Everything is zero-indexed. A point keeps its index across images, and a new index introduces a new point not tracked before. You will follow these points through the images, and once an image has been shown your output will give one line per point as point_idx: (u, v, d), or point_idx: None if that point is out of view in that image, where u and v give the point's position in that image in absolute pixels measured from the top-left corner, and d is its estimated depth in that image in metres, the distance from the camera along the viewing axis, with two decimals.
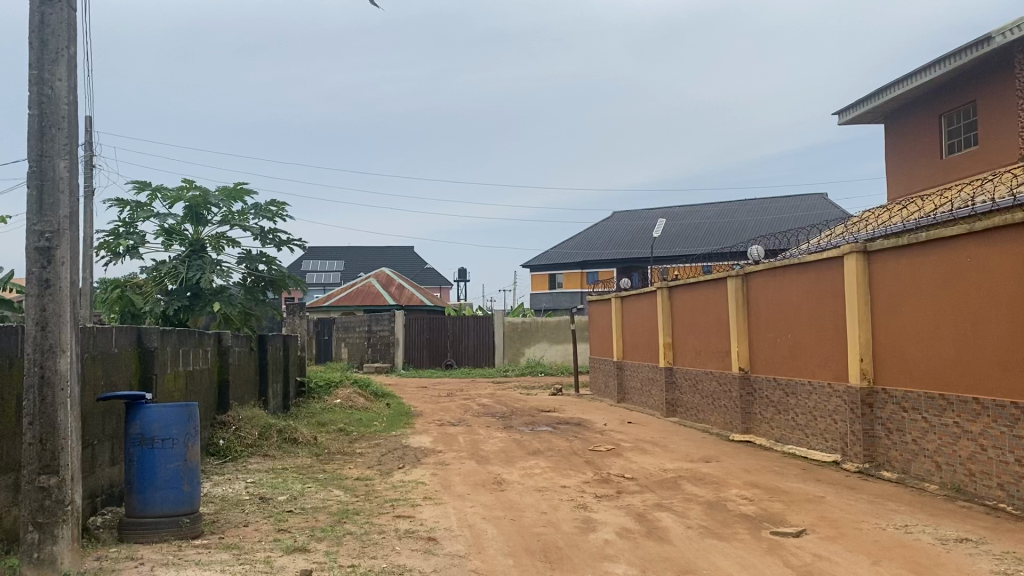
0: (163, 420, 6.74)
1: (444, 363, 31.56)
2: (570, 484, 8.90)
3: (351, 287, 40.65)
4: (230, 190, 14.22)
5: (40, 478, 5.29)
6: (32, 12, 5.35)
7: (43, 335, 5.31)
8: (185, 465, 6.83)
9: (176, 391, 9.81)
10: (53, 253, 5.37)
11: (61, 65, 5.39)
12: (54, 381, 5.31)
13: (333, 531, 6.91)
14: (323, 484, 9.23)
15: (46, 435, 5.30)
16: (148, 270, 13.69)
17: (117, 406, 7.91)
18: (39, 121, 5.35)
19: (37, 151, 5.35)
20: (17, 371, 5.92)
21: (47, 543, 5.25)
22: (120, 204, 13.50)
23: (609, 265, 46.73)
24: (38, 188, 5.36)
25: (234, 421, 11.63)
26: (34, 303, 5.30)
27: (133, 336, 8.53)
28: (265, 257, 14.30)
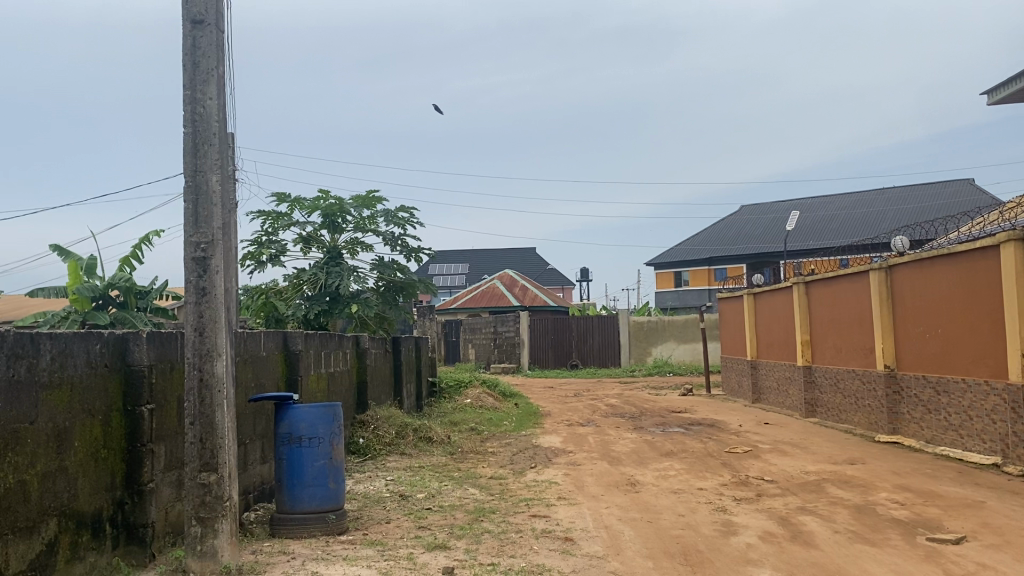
0: (309, 420, 7.01)
1: (570, 363, 31.54)
2: (707, 486, 8.70)
3: (477, 288, 41.27)
4: (363, 198, 14.72)
5: (201, 475, 5.59)
6: (184, 36, 5.69)
7: (201, 339, 5.63)
8: (331, 463, 7.10)
9: (319, 392, 10.24)
10: (208, 263, 5.68)
11: (211, 84, 5.70)
12: (211, 382, 5.61)
13: (471, 529, 7.01)
14: (459, 482, 9.41)
15: (205, 434, 5.60)
16: (290, 277, 14.33)
17: (266, 407, 8.30)
18: (192, 140, 5.67)
19: (192, 167, 5.67)
20: (178, 373, 6.31)
21: (209, 537, 5.55)
22: (262, 215, 14.21)
23: (738, 262, 45.47)
24: (193, 202, 5.69)
25: (372, 421, 12.01)
26: (192, 309, 5.64)
27: (279, 339, 8.93)
28: (397, 262, 14.73)
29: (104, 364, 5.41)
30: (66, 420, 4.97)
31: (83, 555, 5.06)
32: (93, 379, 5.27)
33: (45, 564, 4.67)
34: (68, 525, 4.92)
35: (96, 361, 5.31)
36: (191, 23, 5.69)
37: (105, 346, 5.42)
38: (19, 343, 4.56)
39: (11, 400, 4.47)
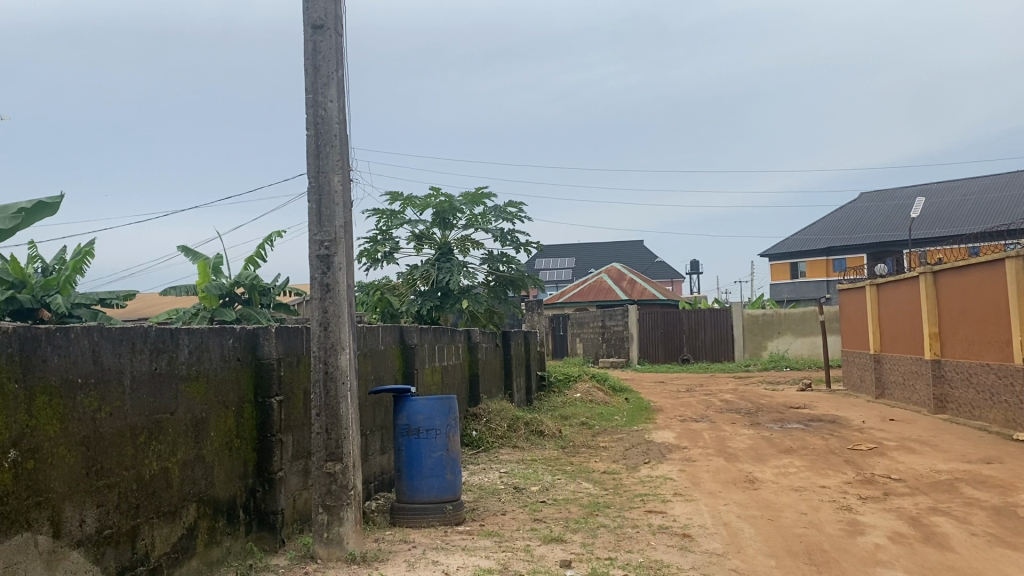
0: (427, 412, 7.16)
1: (681, 358, 31.06)
2: (830, 484, 8.40)
3: (584, 282, 41.19)
4: (473, 195, 14.91)
5: (327, 465, 5.79)
6: (306, 41, 5.90)
7: (326, 334, 5.84)
8: (448, 455, 7.23)
9: (434, 385, 10.43)
10: (331, 259, 5.88)
11: (331, 87, 5.88)
12: (336, 375, 5.81)
13: (587, 523, 7.02)
14: (573, 476, 9.42)
15: (331, 425, 5.81)
16: (404, 274, 14.71)
17: (384, 399, 8.53)
18: (315, 141, 5.88)
19: (316, 168, 5.88)
20: (303, 367, 6.56)
21: (335, 524, 5.75)
22: (376, 214, 14.60)
23: (858, 252, 43.70)
24: (317, 201, 5.89)
25: (484, 414, 12.16)
26: (317, 305, 5.86)
27: (396, 334, 9.17)
28: (506, 257, 14.84)
29: (237, 358, 5.69)
30: (203, 411, 5.24)
31: (220, 540, 5.34)
32: (227, 372, 5.55)
33: (186, 547, 4.95)
34: (206, 511, 5.20)
35: (229, 355, 5.58)
36: (312, 28, 5.89)
37: (237, 341, 5.69)
38: (160, 338, 4.83)
39: (154, 392, 4.74)
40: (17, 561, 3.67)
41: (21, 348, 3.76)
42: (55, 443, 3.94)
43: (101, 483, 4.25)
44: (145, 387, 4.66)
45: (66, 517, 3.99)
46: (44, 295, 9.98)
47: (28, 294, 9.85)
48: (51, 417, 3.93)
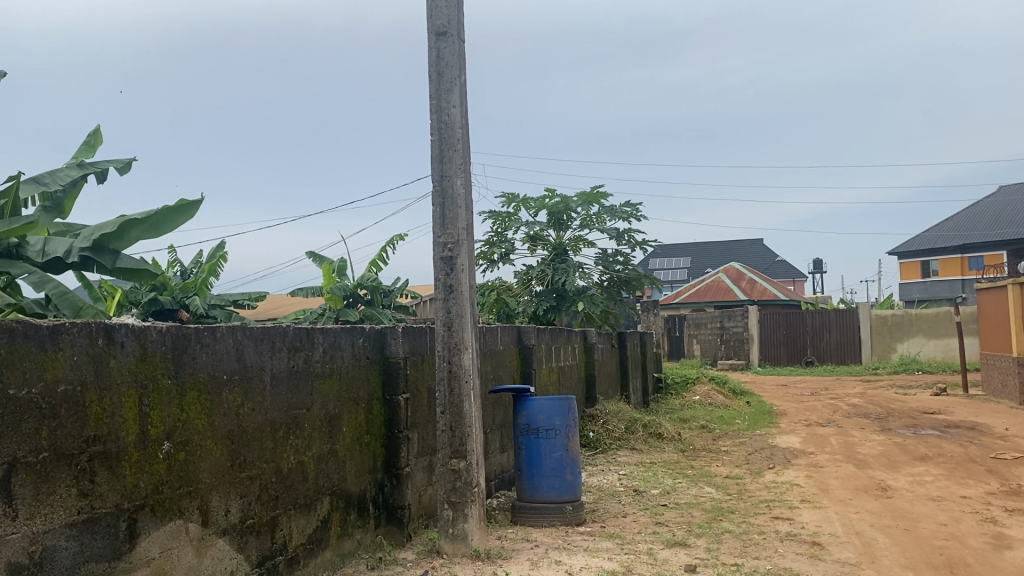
0: (547, 412, 7.19)
1: (804, 360, 30.04)
2: (971, 494, 7.95)
3: (700, 282, 40.47)
4: (588, 195, 14.89)
5: (452, 462, 5.91)
6: (430, 48, 6.05)
7: (450, 334, 5.96)
8: (568, 455, 7.24)
9: (551, 385, 10.46)
10: (454, 261, 6.00)
11: (454, 92, 6.00)
12: (459, 373, 5.92)
13: (711, 528, 6.89)
14: (694, 480, 9.26)
15: (455, 423, 5.92)
16: (519, 275, 14.80)
17: (504, 399, 8.62)
18: (439, 145, 6.01)
19: (439, 172, 6.02)
20: (427, 366, 6.71)
21: (460, 520, 5.86)
22: (492, 216, 14.79)
23: (997, 249, 41.12)
24: (441, 204, 6.03)
25: (601, 415, 12.11)
26: (442, 306, 5.99)
27: (514, 335, 9.27)
28: (620, 256, 14.73)
29: (367, 356, 5.89)
30: (336, 407, 5.45)
31: (352, 532, 5.54)
32: (357, 370, 5.75)
33: (321, 538, 5.16)
34: (339, 504, 5.40)
35: (359, 354, 5.78)
36: (436, 35, 6.03)
37: (367, 341, 5.89)
38: (297, 337, 5.05)
39: (292, 389, 4.97)
40: (170, 546, 3.90)
41: (173, 346, 4.00)
42: (202, 436, 4.17)
43: (243, 475, 4.48)
44: (283, 384, 4.88)
45: (213, 507, 4.22)
46: (182, 298, 10.61)
47: (169, 297, 10.50)
48: (199, 410, 4.16)
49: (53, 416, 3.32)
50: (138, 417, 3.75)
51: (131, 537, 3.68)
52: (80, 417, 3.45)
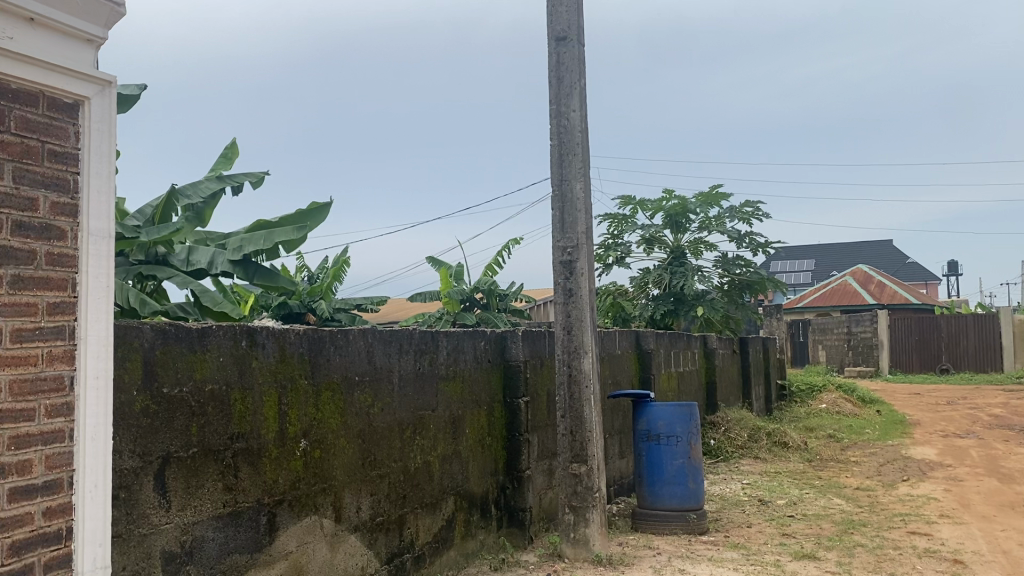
0: (668, 418, 7.10)
1: (938, 367, 28.49)
2: None
3: (826, 285, 38.98)
4: (707, 196, 14.61)
5: (572, 466, 5.91)
6: (551, 53, 6.08)
7: (569, 338, 5.97)
8: (690, 462, 7.11)
9: (670, 391, 10.30)
10: (573, 265, 5.99)
11: (574, 97, 6.01)
12: (579, 377, 5.92)
13: (842, 540, 6.62)
14: (822, 491, 8.92)
15: (576, 427, 5.92)
16: (636, 278, 14.63)
17: (624, 403, 8.56)
18: (559, 151, 6.03)
19: (559, 176, 6.03)
20: (547, 369, 6.74)
21: (581, 525, 5.85)
22: (608, 218, 14.71)
23: None
24: (560, 209, 6.04)
25: (723, 422, 11.86)
26: (561, 310, 6.00)
27: (633, 338, 9.19)
28: (741, 259, 14.37)
29: (489, 359, 5.98)
30: (460, 409, 5.55)
31: (475, 533, 5.63)
32: (480, 373, 5.84)
33: (446, 537, 5.26)
34: (463, 504, 5.50)
35: (481, 357, 5.87)
36: (556, 40, 6.06)
37: (488, 344, 5.98)
38: (423, 340, 5.17)
39: (418, 390, 5.09)
40: (306, 541, 4.07)
41: (310, 348, 4.17)
42: (336, 435, 4.33)
43: (373, 474, 4.62)
44: (410, 385, 5.01)
45: (346, 504, 4.37)
46: (310, 301, 11.07)
47: (298, 301, 10.99)
48: (332, 410, 4.32)
49: (202, 413, 3.53)
50: (277, 416, 3.94)
51: (271, 530, 3.86)
52: (225, 415, 3.64)
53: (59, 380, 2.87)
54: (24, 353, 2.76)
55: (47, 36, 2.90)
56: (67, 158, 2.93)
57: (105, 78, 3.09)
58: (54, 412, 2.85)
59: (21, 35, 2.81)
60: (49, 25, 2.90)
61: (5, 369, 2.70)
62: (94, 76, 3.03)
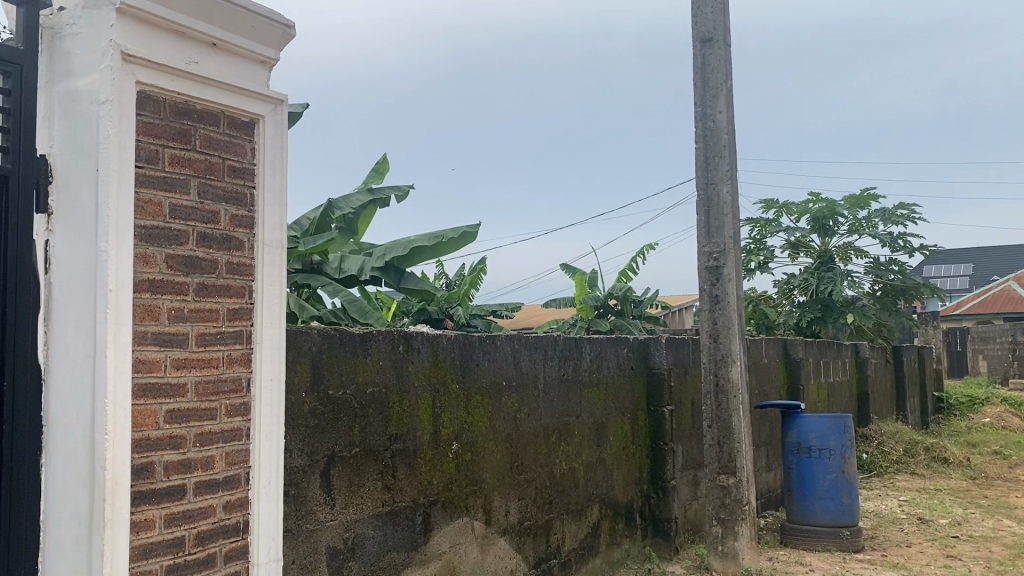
0: (820, 431, 6.81)
1: None
2: None
3: (987, 291, 36.44)
4: (857, 198, 13.96)
5: (720, 477, 5.76)
6: (695, 55, 5.99)
7: (716, 346, 5.84)
8: (844, 477, 6.79)
9: (819, 402, 9.89)
10: (720, 271, 5.86)
11: (720, 98, 5.89)
12: (727, 387, 5.78)
13: (1015, 566, 6.16)
14: (989, 511, 8.34)
15: (723, 437, 5.78)
16: (780, 284, 14.16)
17: (771, 413, 8.28)
18: (705, 154, 5.91)
19: (704, 180, 5.91)
20: (691, 378, 6.62)
21: (729, 538, 5.70)
22: (751, 223, 14.29)
23: None
24: (706, 213, 5.92)
25: (876, 435, 11.28)
26: (707, 317, 5.88)
27: (780, 347, 8.89)
28: (895, 264, 13.64)
29: (633, 366, 5.94)
30: (604, 416, 5.53)
31: (620, 541, 5.59)
32: (624, 380, 5.81)
33: (591, 544, 5.25)
34: (608, 512, 5.48)
35: (625, 364, 5.84)
36: (702, 42, 5.96)
37: (632, 351, 5.94)
38: (568, 346, 5.20)
39: (563, 396, 5.11)
40: (458, 542, 4.15)
41: (461, 353, 4.27)
42: (485, 438, 4.41)
43: (521, 478, 4.67)
44: (555, 391, 5.03)
45: (495, 507, 4.44)
46: (448, 307, 11.25)
47: (436, 306, 11.16)
48: (482, 414, 4.40)
49: (363, 415, 3.67)
50: (431, 419, 4.05)
51: (426, 530, 3.97)
52: (384, 417, 3.78)
53: (238, 382, 3.08)
54: (208, 356, 2.98)
55: (228, 60, 3.11)
56: (244, 173, 3.15)
57: (278, 96, 3.28)
58: (233, 411, 3.06)
59: (205, 60, 3.02)
60: (229, 49, 3.10)
61: (192, 370, 2.92)
62: (267, 95, 3.23)
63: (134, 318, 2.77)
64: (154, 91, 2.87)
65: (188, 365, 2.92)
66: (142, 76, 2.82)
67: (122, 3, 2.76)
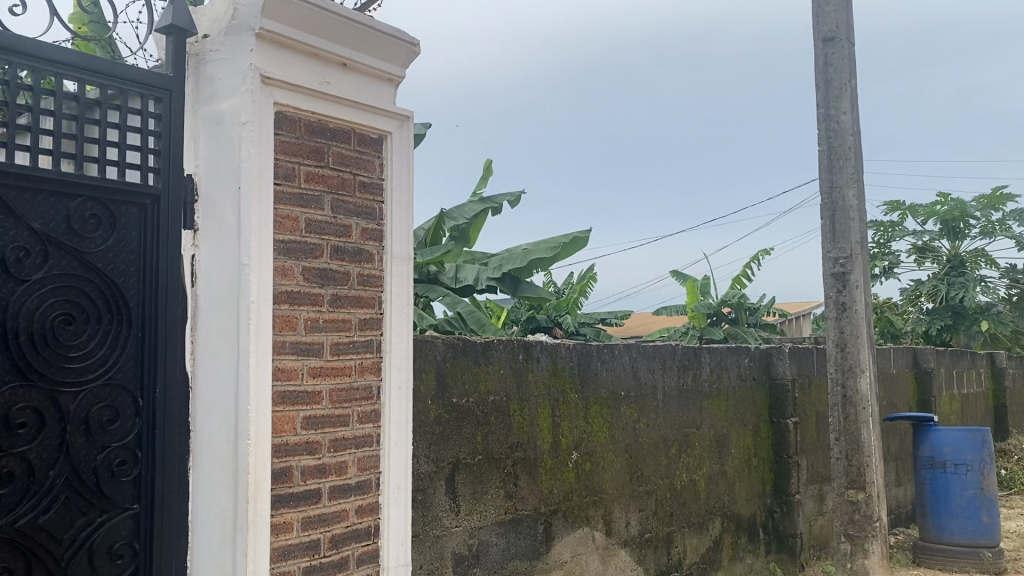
0: (955, 444, 6.46)
1: None
2: None
3: None
4: (990, 198, 13.20)
5: (849, 492, 5.55)
6: (817, 55, 5.80)
7: (844, 355, 5.63)
8: (983, 494, 6.42)
9: (953, 415, 9.38)
10: (847, 278, 5.64)
11: (845, 98, 5.69)
12: (855, 398, 5.57)
13: None
14: None
15: (851, 451, 5.56)
16: (906, 290, 13.52)
17: (901, 426, 7.91)
18: (829, 156, 5.71)
19: (829, 184, 5.71)
20: (815, 388, 6.40)
21: (859, 556, 5.49)
22: (874, 226, 13.72)
23: None
24: (831, 217, 5.72)
25: (1015, 450, 10.61)
26: (834, 325, 5.68)
27: (909, 356, 8.49)
28: None
29: (754, 376, 5.79)
30: (725, 428, 5.41)
31: (743, 555, 5.45)
32: (745, 390, 5.67)
33: (713, 558, 5.14)
34: (730, 526, 5.35)
35: (746, 374, 5.70)
36: (824, 41, 5.77)
37: (752, 360, 5.79)
38: (687, 356, 5.12)
39: (683, 407, 5.03)
40: (580, 552, 4.15)
41: (580, 362, 4.27)
42: (605, 448, 4.39)
43: (641, 490, 4.62)
44: (675, 401, 4.96)
45: (616, 518, 4.41)
46: (557, 315, 11.27)
47: (545, 315, 11.20)
48: (602, 423, 4.38)
49: (486, 423, 3.72)
50: (552, 428, 4.06)
51: (548, 539, 3.98)
52: (506, 425, 3.82)
53: (369, 390, 3.19)
54: (340, 364, 3.10)
55: (357, 79, 3.22)
56: (373, 188, 3.26)
57: (404, 113, 3.37)
58: (365, 418, 3.17)
59: (337, 79, 3.14)
60: (359, 68, 3.21)
61: (326, 378, 3.04)
62: (394, 112, 3.33)
63: (274, 328, 2.90)
64: (290, 111, 3.01)
65: (323, 373, 3.04)
66: (280, 97, 2.96)
67: (262, 28, 2.90)
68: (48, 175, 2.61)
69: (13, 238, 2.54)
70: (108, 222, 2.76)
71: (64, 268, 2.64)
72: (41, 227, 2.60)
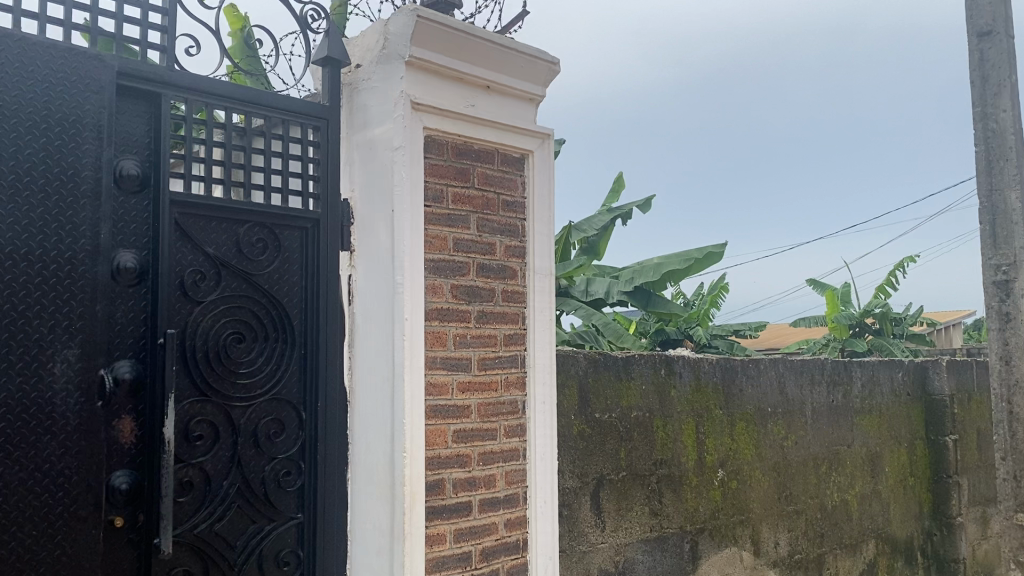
0: None
1: None
2: None
3: None
4: None
5: (1018, 516, 5.18)
6: (971, 50, 5.48)
7: (1009, 369, 5.27)
8: None
9: None
10: (1011, 285, 5.28)
11: (1004, 95, 5.34)
12: (1023, 415, 5.19)
13: None
14: None
15: (1020, 471, 5.19)
16: None
17: None
18: (988, 157, 5.36)
19: (988, 186, 5.37)
20: (976, 404, 6.02)
21: None
22: None
23: None
24: (991, 222, 5.37)
25: None
26: (997, 337, 5.32)
27: None
28: None
29: (907, 392, 5.50)
30: (878, 446, 5.17)
31: None
32: (898, 406, 5.39)
33: None
34: (886, 549, 5.10)
35: (899, 389, 5.43)
36: (978, 36, 5.44)
37: (906, 375, 5.51)
38: (836, 370, 4.92)
39: (833, 424, 4.84)
40: (727, 571, 4.05)
41: (724, 378, 4.18)
42: (751, 467, 4.27)
43: (790, 509, 4.47)
44: (824, 418, 4.78)
45: (764, 538, 4.28)
46: (687, 329, 11.01)
47: (675, 328, 10.97)
48: (747, 441, 4.27)
49: (629, 439, 3.69)
50: (696, 445, 3.99)
51: (694, 558, 3.91)
52: (650, 442, 3.78)
53: (515, 405, 3.24)
54: (488, 379, 3.16)
55: (500, 100, 3.29)
56: (516, 207, 3.33)
57: (545, 131, 3.42)
58: (511, 432, 3.21)
59: (481, 101, 3.22)
60: (502, 90, 3.28)
61: (474, 393, 3.11)
62: (535, 130, 3.38)
63: (425, 344, 2.99)
64: (438, 135, 3.11)
65: (472, 388, 3.10)
66: (429, 122, 3.06)
67: (411, 57, 3.01)
68: (221, 202, 2.79)
69: (192, 262, 2.72)
70: (274, 246, 2.93)
71: (235, 290, 2.82)
72: (215, 251, 2.78)
